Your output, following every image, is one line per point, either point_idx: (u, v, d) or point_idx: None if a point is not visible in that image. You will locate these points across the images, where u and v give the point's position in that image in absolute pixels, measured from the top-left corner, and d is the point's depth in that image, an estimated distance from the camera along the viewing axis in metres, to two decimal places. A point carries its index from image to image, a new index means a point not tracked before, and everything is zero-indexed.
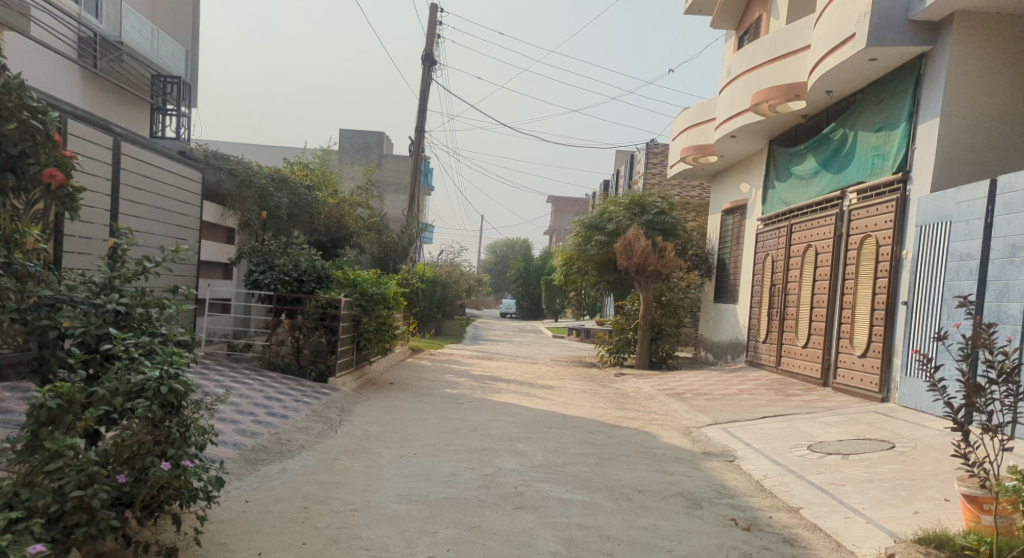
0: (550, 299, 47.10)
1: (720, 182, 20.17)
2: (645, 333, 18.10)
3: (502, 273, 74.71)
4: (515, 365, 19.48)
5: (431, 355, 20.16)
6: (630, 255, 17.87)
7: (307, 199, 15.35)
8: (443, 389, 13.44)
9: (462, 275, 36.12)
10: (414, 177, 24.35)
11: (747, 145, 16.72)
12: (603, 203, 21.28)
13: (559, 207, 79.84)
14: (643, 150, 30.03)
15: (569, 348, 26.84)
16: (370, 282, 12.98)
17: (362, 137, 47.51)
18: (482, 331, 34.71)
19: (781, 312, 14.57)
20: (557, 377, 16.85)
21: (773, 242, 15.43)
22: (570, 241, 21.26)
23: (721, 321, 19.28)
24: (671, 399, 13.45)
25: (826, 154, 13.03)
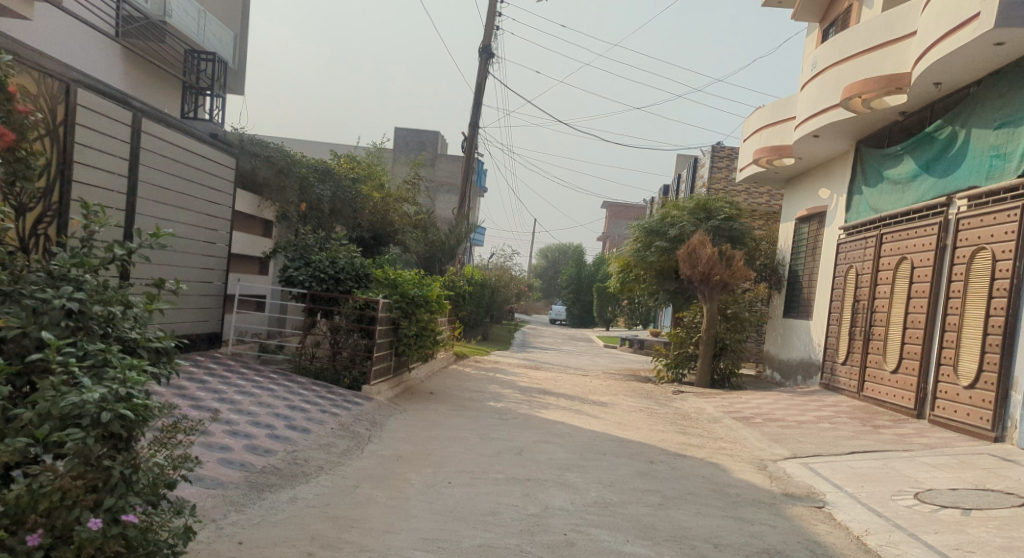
0: (601, 307, 45.73)
1: (795, 187, 18.72)
2: (707, 348, 16.74)
3: (554, 278, 73.49)
4: (565, 377, 18.29)
5: (477, 362, 19.08)
6: (694, 263, 16.58)
7: (354, 191, 14.45)
8: (487, 402, 12.34)
9: (512, 279, 35.05)
10: (466, 175, 23.35)
11: (831, 145, 15.36)
12: (665, 207, 20.01)
13: (614, 213, 78.40)
14: (707, 153, 28.56)
15: (622, 359, 25.54)
16: (413, 282, 11.93)
17: (418, 136, 46.98)
18: (531, 338, 33.61)
19: (866, 331, 13.22)
20: (611, 392, 15.59)
21: (857, 254, 14.17)
22: (628, 246, 20.01)
23: (791, 339, 17.81)
24: (739, 423, 12.08)
25: (927, 155, 11.92)
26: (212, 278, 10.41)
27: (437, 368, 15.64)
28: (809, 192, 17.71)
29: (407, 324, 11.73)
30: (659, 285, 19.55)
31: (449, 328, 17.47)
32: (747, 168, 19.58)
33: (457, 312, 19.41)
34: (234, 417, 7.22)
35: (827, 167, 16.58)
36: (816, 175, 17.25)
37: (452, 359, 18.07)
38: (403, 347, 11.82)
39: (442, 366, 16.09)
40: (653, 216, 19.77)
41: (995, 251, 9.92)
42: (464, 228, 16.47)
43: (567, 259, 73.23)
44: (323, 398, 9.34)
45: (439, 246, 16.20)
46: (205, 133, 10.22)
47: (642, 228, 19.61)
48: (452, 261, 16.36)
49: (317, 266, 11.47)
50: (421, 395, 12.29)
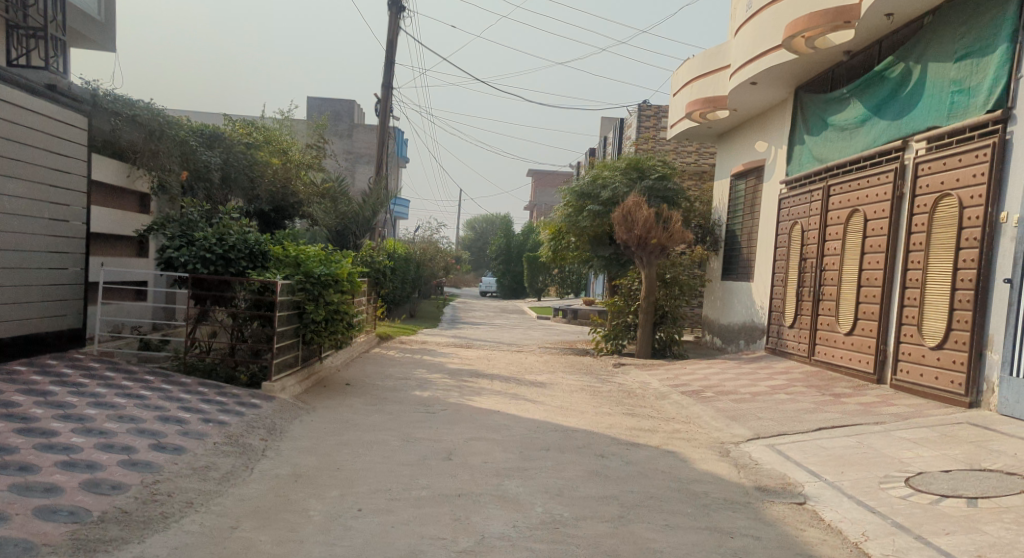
0: (532, 277, 44.66)
1: (729, 143, 17.81)
2: (646, 317, 15.73)
3: (482, 250, 72.14)
4: (497, 354, 17.08)
5: (403, 344, 17.66)
6: (630, 227, 15.50)
7: (248, 157, 12.83)
8: (411, 391, 10.99)
9: (439, 252, 33.59)
10: (382, 141, 21.74)
11: (770, 93, 14.39)
12: (595, 168, 18.87)
13: (540, 181, 77.35)
14: (634, 114, 27.53)
15: (556, 331, 24.49)
16: (319, 258, 10.45)
17: (332, 106, 44.67)
18: (462, 312, 32.29)
19: (815, 291, 12.31)
20: (547, 369, 14.43)
21: (801, 208, 13.24)
22: (558, 211, 18.84)
23: (731, 302, 16.96)
24: (688, 398, 11.04)
25: (877, 98, 11.03)
26: (67, 263, 8.81)
27: (354, 352, 14.18)
28: (744, 146, 16.79)
29: (315, 307, 10.25)
30: (592, 251, 18.42)
31: (368, 308, 16.01)
32: (679, 125, 18.57)
33: (377, 290, 17.92)
34: (80, 439, 5.69)
35: (762, 119, 15.67)
36: (751, 128, 16.33)
37: (374, 343, 16.60)
38: (311, 333, 10.32)
39: (360, 350, 14.60)
40: (583, 179, 18.60)
41: (961, 197, 9.09)
42: (381, 199, 14.65)
43: (495, 230, 71.92)
44: (210, 401, 7.84)
45: (350, 216, 14.38)
46: (45, 87, 8.46)
47: (573, 191, 18.44)
48: (370, 234, 14.48)
49: (200, 245, 9.84)
50: (334, 387, 10.84)
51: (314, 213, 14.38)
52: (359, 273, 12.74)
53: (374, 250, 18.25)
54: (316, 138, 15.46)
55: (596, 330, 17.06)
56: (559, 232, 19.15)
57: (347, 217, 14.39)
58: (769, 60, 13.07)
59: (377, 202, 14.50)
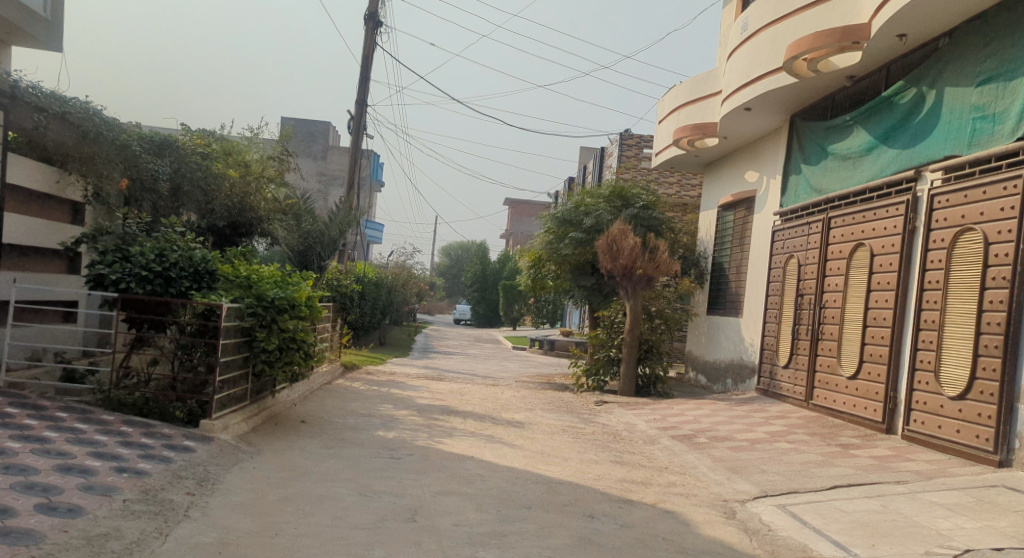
0: (507, 306, 43.60)
1: (714, 173, 17.00)
2: (631, 351, 14.73)
3: (456, 276, 71.07)
4: (471, 387, 15.99)
5: (370, 375, 16.51)
6: (615, 255, 14.57)
7: (202, 166, 11.80)
8: (374, 430, 9.86)
9: (413, 278, 32.52)
10: (355, 160, 20.77)
11: (762, 121, 13.49)
12: (578, 194, 17.95)
13: (517, 209, 76.62)
14: (616, 141, 26.79)
15: (532, 362, 23.43)
16: (274, 280, 9.39)
17: (308, 127, 43.69)
18: (436, 341, 31.14)
19: (812, 329, 11.36)
20: (524, 406, 13.36)
21: (796, 240, 12.30)
22: (538, 237, 17.89)
23: (718, 338, 16.01)
24: (680, 444, 10.05)
25: (884, 124, 10.06)
26: None
27: (311, 385, 12.94)
28: (731, 175, 15.97)
29: (265, 334, 9.14)
30: (572, 280, 17.44)
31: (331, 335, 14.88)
32: (663, 153, 17.75)
33: (342, 317, 16.75)
34: None
35: (752, 148, 14.85)
36: (738, 157, 15.52)
37: (338, 374, 15.40)
38: (260, 364, 9.19)
39: (317, 383, 13.37)
40: (564, 205, 17.70)
41: (985, 232, 8.09)
42: (351, 219, 14.07)
43: (470, 257, 70.96)
44: (130, 448, 6.69)
45: (319, 235, 13.76)
46: None
47: (554, 217, 17.51)
48: (335, 255, 14.00)
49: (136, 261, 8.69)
50: (285, 426, 9.65)
51: (278, 232, 13.46)
52: (320, 298, 11.61)
53: (341, 274, 17.11)
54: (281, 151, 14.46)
55: (575, 365, 16.01)
56: (538, 260, 18.17)
57: (316, 235, 13.76)
58: (762, 85, 12.08)
59: (346, 221, 13.98)
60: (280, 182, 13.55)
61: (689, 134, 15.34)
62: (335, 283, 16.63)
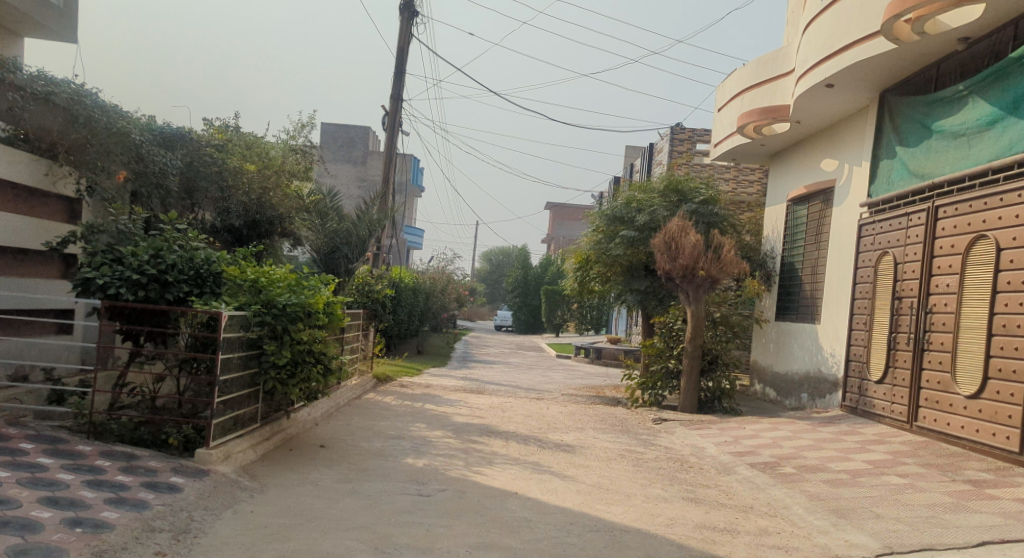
0: (550, 312, 42.08)
1: (784, 163, 15.33)
2: (693, 362, 13.19)
3: (497, 282, 69.75)
4: (513, 402, 14.58)
5: (404, 389, 15.19)
6: (675, 255, 13.05)
7: (217, 156, 10.51)
8: (403, 456, 8.50)
9: (452, 284, 31.26)
10: (389, 157, 19.62)
11: (846, 99, 11.87)
12: (629, 190, 16.49)
13: (559, 213, 75.17)
14: (666, 137, 25.15)
15: (578, 373, 21.92)
16: (289, 283, 8.05)
17: (346, 132, 42.78)
18: (476, 349, 29.82)
19: (918, 338, 9.78)
20: (574, 425, 11.91)
21: (893, 235, 10.70)
22: (585, 238, 16.43)
23: (788, 347, 14.39)
24: (763, 476, 8.51)
25: (1014, 93, 8.43)
26: None
27: (336, 401, 11.61)
28: (804, 165, 14.32)
29: (277, 347, 7.81)
30: (624, 284, 15.90)
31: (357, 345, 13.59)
32: (726, 142, 16.13)
33: (371, 326, 15.42)
34: None
35: (831, 133, 13.20)
36: (813, 143, 13.88)
37: (367, 388, 14.07)
38: (272, 381, 7.88)
39: (343, 399, 12.03)
40: (614, 201, 16.20)
41: None
42: (381, 217, 12.69)
43: (511, 262, 69.70)
44: (95, 491, 5.39)
45: (347, 234, 12.39)
46: None
47: (604, 215, 16.00)
48: (363, 257, 12.49)
49: (127, 262, 7.31)
50: (304, 452, 8.36)
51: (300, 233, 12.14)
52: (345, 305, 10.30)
53: (371, 278, 15.78)
54: (306, 145, 13.18)
55: (629, 377, 14.47)
56: (586, 262, 16.66)
57: (345, 235, 12.38)
58: (852, 54, 10.49)
59: (377, 219, 12.61)
60: (302, 177, 12.24)
61: (758, 119, 13.77)
62: (362, 289, 15.30)
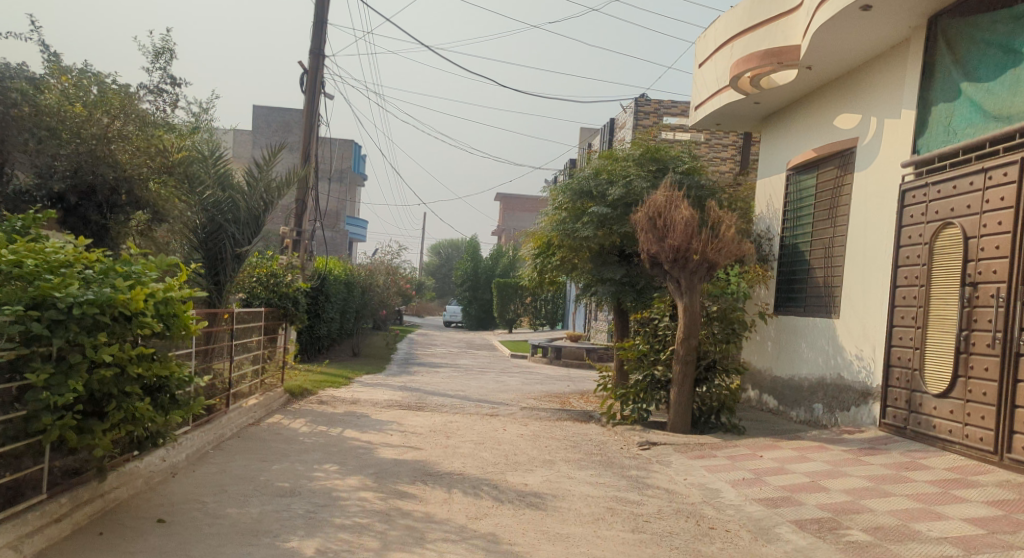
0: (502, 306, 39.29)
1: (781, 124, 12.53)
2: (686, 368, 10.48)
3: (446, 276, 66.93)
4: (460, 421, 11.68)
5: (323, 407, 12.12)
6: (663, 234, 10.28)
7: (21, 91, 7.90)
8: (283, 538, 5.50)
9: (397, 277, 28.25)
10: (307, 120, 17.06)
11: (880, 29, 9.13)
12: (598, 158, 13.70)
13: (510, 202, 72.46)
14: (629, 110, 22.47)
15: (537, 377, 19.12)
16: (97, 266, 5.27)
17: (280, 113, 39.18)
18: (423, 348, 26.86)
19: (1008, 338, 7.07)
20: (539, 458, 9.05)
21: (957, 200, 7.99)
22: (545, 218, 13.60)
23: (787, 347, 11.70)
24: (825, 547, 5.69)
25: None
26: None
27: (212, 434, 8.60)
28: (808, 123, 11.55)
29: (57, 376, 4.74)
30: (594, 272, 13.13)
31: (239, 351, 10.79)
32: (712, 102, 13.30)
33: (275, 329, 12.34)
34: None
35: (849, 82, 10.43)
36: (821, 98, 11.20)
37: (261, 414, 10.93)
38: (59, 427, 4.79)
39: (225, 428, 9.10)
40: (582, 171, 13.45)
41: None
42: (278, 185, 10.06)
43: (461, 255, 66.92)
44: None
45: (231, 205, 9.55)
46: None
47: (569, 188, 13.23)
48: (252, 240, 9.66)
49: None
50: (122, 536, 5.28)
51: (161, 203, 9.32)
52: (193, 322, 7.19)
53: (282, 268, 12.70)
54: (162, 95, 10.66)
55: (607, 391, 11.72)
56: (547, 246, 13.85)
57: (226, 202, 9.53)
58: None
59: (271, 187, 9.95)
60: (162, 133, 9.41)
61: (757, 65, 10.81)
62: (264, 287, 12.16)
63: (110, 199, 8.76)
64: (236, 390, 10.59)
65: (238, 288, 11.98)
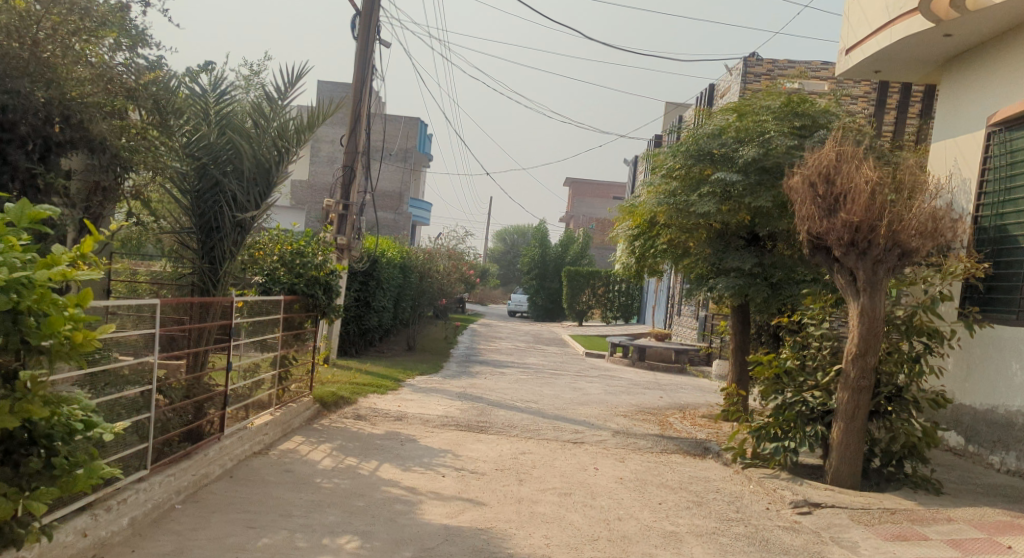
0: (572, 297, 36.43)
1: (981, 64, 9.25)
2: (858, 397, 7.46)
3: (512, 264, 64.37)
4: (534, 452, 8.86)
5: (358, 425, 9.41)
6: (833, 205, 7.33)
7: None
8: None
9: (461, 264, 25.66)
10: (359, 72, 14.39)
11: None
12: (718, 112, 10.70)
13: (580, 189, 69.44)
14: (735, 72, 19.31)
15: (621, 384, 16.21)
16: None
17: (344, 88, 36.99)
18: (488, 343, 24.17)
19: None
20: (656, 531, 6.17)
21: None
22: (651, 189, 10.73)
23: (985, 367, 8.50)
24: None
25: None
26: None
27: (184, 480, 5.99)
28: None
29: None
30: (713, 257, 10.18)
31: (250, 352, 8.19)
32: (879, 37, 10.01)
33: (302, 320, 9.60)
34: None
35: None
36: None
37: (277, 435, 8.29)
38: None
39: (213, 465, 6.60)
40: (703, 126, 10.48)
41: None
42: (297, 129, 7.45)
43: (528, 243, 64.33)
44: None
45: (230, 153, 7.03)
46: None
47: (686, 149, 10.33)
48: (257, 201, 7.15)
49: None
50: None
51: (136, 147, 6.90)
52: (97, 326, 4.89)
53: (312, 244, 9.82)
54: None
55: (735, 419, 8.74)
56: (649, 225, 10.97)
57: (223, 149, 7.00)
58: None
59: (286, 130, 7.34)
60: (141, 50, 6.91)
61: None
62: (286, 269, 9.30)
63: (42, 133, 6.20)
64: (245, 404, 7.98)
65: (252, 269, 9.16)
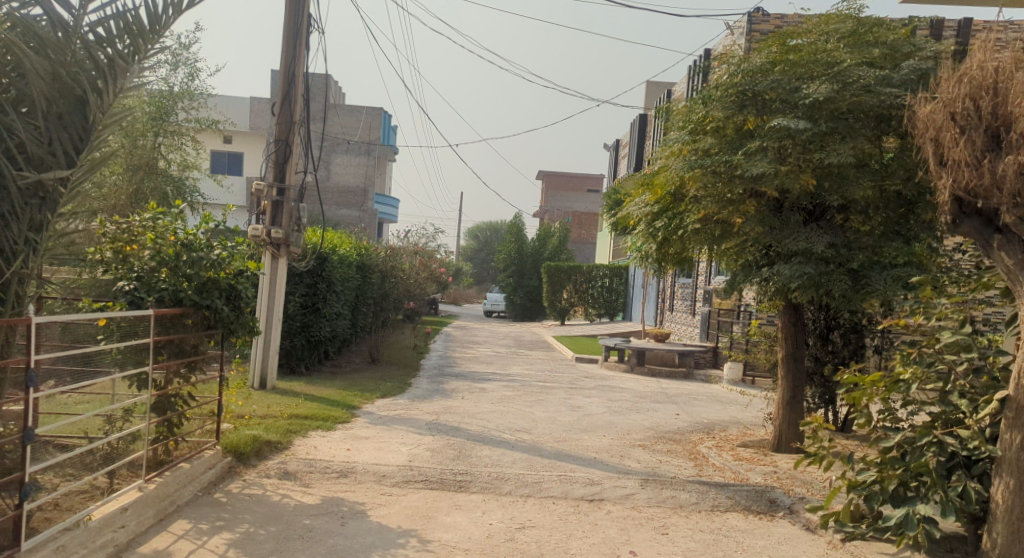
0: (552, 293, 33.84)
1: None
2: None
3: (485, 262, 61.87)
4: (538, 522, 6.11)
5: (282, 491, 6.55)
6: (1003, 146, 4.74)
7: None
8: None
9: (432, 262, 22.92)
10: (294, 25, 11.54)
11: None
12: (765, 44, 8.04)
13: (553, 185, 67.03)
14: (738, 31, 16.81)
15: (625, 397, 13.56)
16: None
17: None
18: (464, 349, 21.46)
19: None
20: None
21: None
22: (680, 154, 8.13)
23: None
24: None
25: None
26: None
27: None
28: None
29: None
30: (768, 236, 7.53)
31: (112, 396, 5.38)
32: None
33: (195, 342, 6.56)
34: None
35: None
36: None
37: (151, 520, 5.43)
38: None
39: None
40: (741, 63, 7.93)
41: None
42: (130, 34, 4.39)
43: (501, 239, 61.87)
44: None
45: (18, 73, 4.21)
46: None
47: (727, 90, 7.79)
48: (72, 155, 4.30)
49: None
50: None
51: None
52: None
53: (209, 228, 6.65)
54: None
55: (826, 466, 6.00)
56: (674, 198, 8.37)
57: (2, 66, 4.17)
58: None
59: (108, 35, 4.33)
60: None
61: None
62: (169, 271, 6.16)
63: None
64: (99, 476, 5.14)
65: (118, 272, 5.98)
